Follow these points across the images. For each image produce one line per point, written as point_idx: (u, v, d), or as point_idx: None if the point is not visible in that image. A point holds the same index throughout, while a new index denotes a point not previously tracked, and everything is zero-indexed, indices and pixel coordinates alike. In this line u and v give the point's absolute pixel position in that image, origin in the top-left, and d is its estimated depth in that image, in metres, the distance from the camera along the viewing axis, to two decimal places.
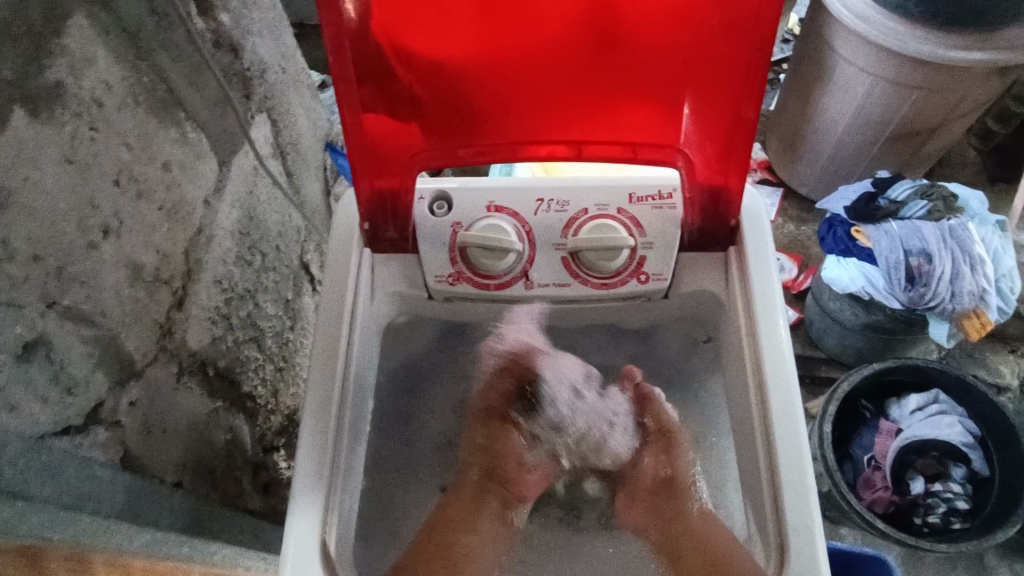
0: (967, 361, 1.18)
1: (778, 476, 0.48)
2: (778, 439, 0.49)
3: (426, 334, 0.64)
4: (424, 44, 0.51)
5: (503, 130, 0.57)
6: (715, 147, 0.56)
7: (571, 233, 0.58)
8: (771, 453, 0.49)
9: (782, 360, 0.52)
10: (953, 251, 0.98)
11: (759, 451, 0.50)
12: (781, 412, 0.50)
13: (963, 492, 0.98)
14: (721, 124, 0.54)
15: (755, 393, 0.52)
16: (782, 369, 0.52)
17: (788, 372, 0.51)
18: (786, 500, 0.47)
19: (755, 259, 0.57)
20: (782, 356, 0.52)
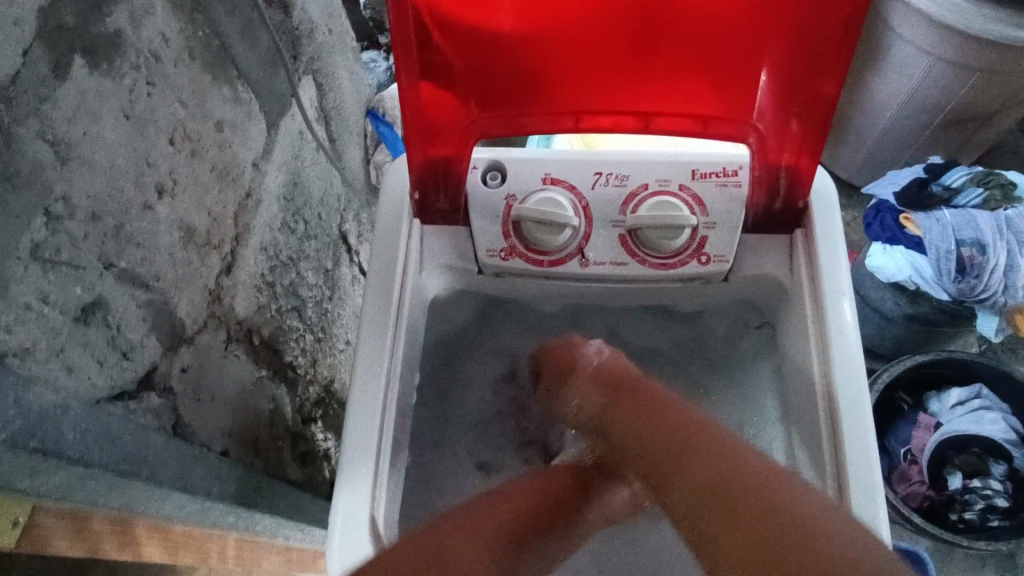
0: (1008, 356, 1.15)
1: (844, 472, 0.46)
2: (846, 435, 0.47)
3: (468, 307, 0.63)
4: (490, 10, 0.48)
5: (566, 99, 0.54)
6: (789, 123, 0.53)
7: (630, 210, 0.55)
8: (836, 440, 0.48)
9: (849, 349, 0.50)
10: (1009, 241, 0.95)
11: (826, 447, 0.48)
12: (850, 404, 0.48)
13: (1002, 490, 0.96)
14: (798, 99, 0.51)
15: (821, 383, 0.50)
16: (853, 365, 0.49)
17: (857, 365, 0.49)
18: (853, 498, 0.45)
19: (823, 243, 0.54)
20: (852, 351, 0.50)
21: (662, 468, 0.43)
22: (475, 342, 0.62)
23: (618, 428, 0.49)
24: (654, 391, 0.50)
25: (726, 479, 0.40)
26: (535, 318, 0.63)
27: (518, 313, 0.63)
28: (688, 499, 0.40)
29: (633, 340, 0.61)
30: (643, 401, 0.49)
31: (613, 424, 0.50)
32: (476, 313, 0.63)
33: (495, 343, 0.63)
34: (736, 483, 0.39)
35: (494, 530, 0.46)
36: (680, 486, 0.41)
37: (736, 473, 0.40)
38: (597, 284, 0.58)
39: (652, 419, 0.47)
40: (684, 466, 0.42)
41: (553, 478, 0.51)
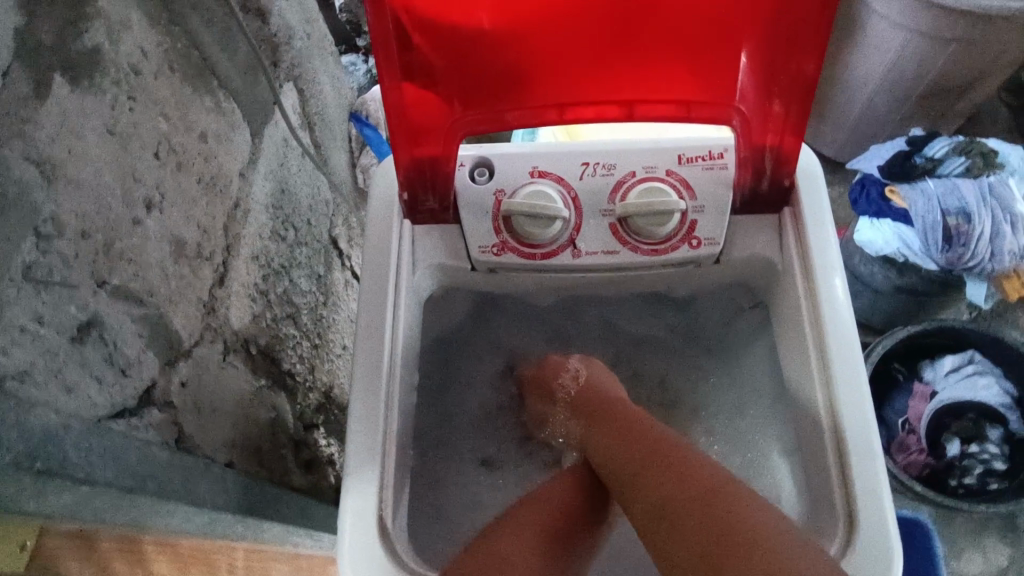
0: (999, 322, 1.16)
1: (843, 444, 0.47)
2: (843, 406, 0.48)
3: (462, 306, 0.63)
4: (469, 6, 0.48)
5: (549, 91, 0.54)
6: (772, 103, 0.53)
7: (618, 198, 0.56)
8: (834, 412, 0.48)
9: (843, 325, 0.50)
10: (993, 208, 0.97)
11: (824, 422, 0.48)
12: (845, 379, 0.48)
13: (1000, 453, 0.99)
14: (780, 78, 0.51)
15: (816, 359, 0.51)
16: (846, 340, 0.50)
17: (851, 339, 0.50)
18: (854, 467, 0.46)
19: (811, 220, 0.55)
20: (845, 326, 0.50)
21: (639, 482, 0.50)
22: (473, 339, 0.65)
23: (597, 444, 0.56)
24: (632, 414, 0.57)
25: (678, 489, 0.47)
26: (533, 312, 0.65)
27: (513, 308, 0.64)
28: (650, 510, 0.47)
29: (626, 328, 0.65)
30: (621, 420, 0.56)
31: (595, 439, 0.57)
32: (471, 311, 0.64)
33: (488, 344, 0.66)
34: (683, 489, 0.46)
35: (538, 534, 0.49)
36: (644, 498, 0.48)
37: (692, 487, 0.46)
38: (589, 275, 0.58)
39: (628, 432, 0.55)
40: (647, 479, 0.49)
41: (562, 479, 0.55)
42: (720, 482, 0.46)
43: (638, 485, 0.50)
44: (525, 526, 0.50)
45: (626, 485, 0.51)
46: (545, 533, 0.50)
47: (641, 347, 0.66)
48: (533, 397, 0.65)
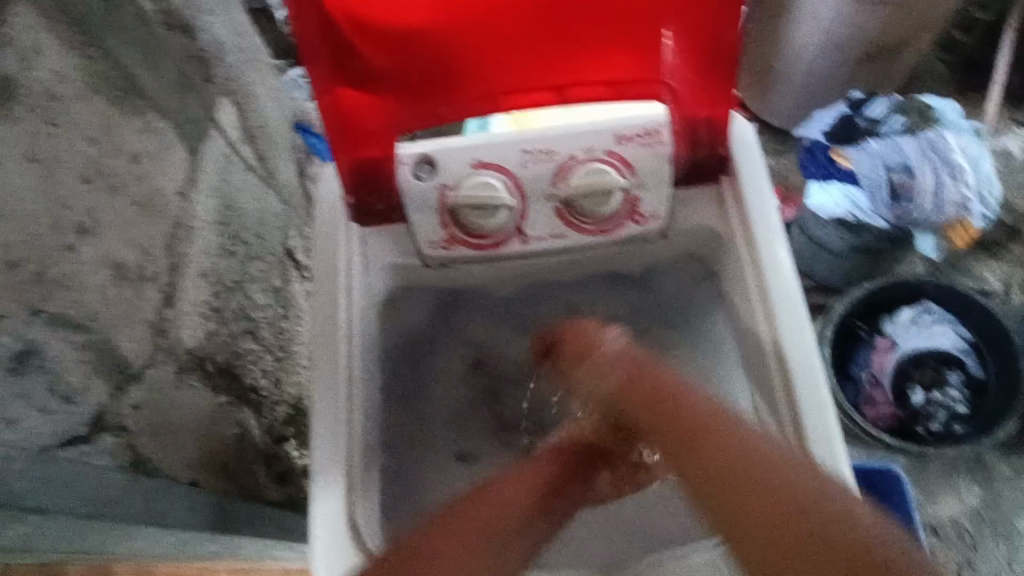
0: (952, 272, 1.20)
1: (795, 400, 0.51)
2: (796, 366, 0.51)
3: (422, 305, 0.63)
4: (390, 9, 0.48)
5: (482, 85, 0.55)
6: (698, 77, 0.54)
7: (561, 181, 0.56)
8: (785, 368, 0.52)
9: (789, 290, 0.53)
10: (933, 162, 1.00)
11: (777, 383, 0.51)
12: (791, 337, 0.52)
13: (961, 397, 1.03)
14: (702, 52, 0.53)
15: (764, 321, 0.54)
16: (792, 304, 0.53)
17: (796, 302, 0.53)
18: (809, 424, 0.49)
19: (750, 186, 0.57)
20: (790, 290, 0.53)
21: (697, 462, 0.45)
22: (438, 338, 0.64)
23: (637, 414, 0.50)
24: (672, 381, 0.50)
25: (750, 475, 0.43)
26: (497, 303, 0.64)
27: (475, 303, 0.64)
28: (717, 494, 0.43)
29: (590, 309, 0.64)
30: (658, 389, 0.50)
31: (632, 410, 0.50)
32: (432, 308, 0.63)
33: (450, 335, 0.64)
34: (754, 473, 0.43)
35: (507, 513, 0.48)
36: (706, 480, 0.44)
37: (761, 475, 0.42)
38: (541, 259, 0.60)
39: (671, 402, 0.48)
40: (707, 459, 0.44)
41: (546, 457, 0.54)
42: (787, 466, 0.43)
43: (694, 463, 0.45)
44: (493, 505, 0.48)
45: (682, 464, 0.46)
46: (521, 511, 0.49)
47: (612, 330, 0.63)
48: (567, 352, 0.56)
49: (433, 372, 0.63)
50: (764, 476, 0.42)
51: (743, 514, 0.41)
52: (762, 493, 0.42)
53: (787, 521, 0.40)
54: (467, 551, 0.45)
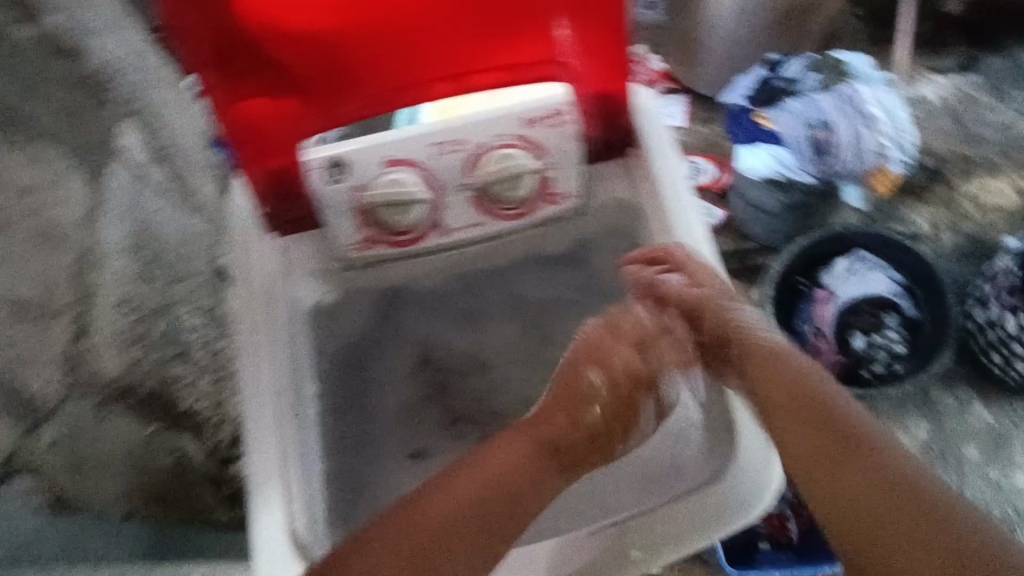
0: (884, 219, 1.25)
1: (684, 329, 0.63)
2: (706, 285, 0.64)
3: (360, 311, 0.73)
4: (276, 20, 0.49)
5: (386, 86, 0.55)
6: (598, 58, 0.55)
7: (473, 170, 0.57)
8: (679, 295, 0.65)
9: (692, 239, 0.61)
10: (849, 115, 1.03)
11: (841, 400, 0.59)
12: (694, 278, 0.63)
13: (899, 338, 1.07)
14: (597, 34, 0.53)
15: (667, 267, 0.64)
16: (696, 249, 0.61)
17: (699, 247, 0.62)
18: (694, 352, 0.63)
19: (659, 156, 0.62)
20: (694, 237, 0.61)
21: (831, 465, 0.55)
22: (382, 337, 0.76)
23: (776, 402, 0.59)
24: (813, 385, 0.60)
25: (884, 483, 0.53)
26: (431, 300, 0.75)
27: (413, 301, 0.76)
28: (856, 487, 0.53)
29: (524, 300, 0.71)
30: (789, 386, 0.60)
31: (768, 398, 0.60)
32: (374, 312, 0.75)
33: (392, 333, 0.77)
34: (887, 482, 0.53)
35: (445, 521, 0.54)
36: (843, 481, 0.54)
37: (894, 489, 0.52)
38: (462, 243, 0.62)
39: (787, 386, 0.60)
40: (852, 466, 0.55)
41: (523, 440, 0.61)
42: (913, 481, 0.53)
43: (830, 459, 0.55)
44: (429, 520, 0.54)
45: (817, 463, 0.56)
46: (472, 518, 0.55)
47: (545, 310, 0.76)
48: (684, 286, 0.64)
49: (386, 361, 0.76)
50: (897, 485, 0.52)
51: (877, 515, 0.51)
52: (897, 499, 0.52)
53: (914, 525, 0.50)
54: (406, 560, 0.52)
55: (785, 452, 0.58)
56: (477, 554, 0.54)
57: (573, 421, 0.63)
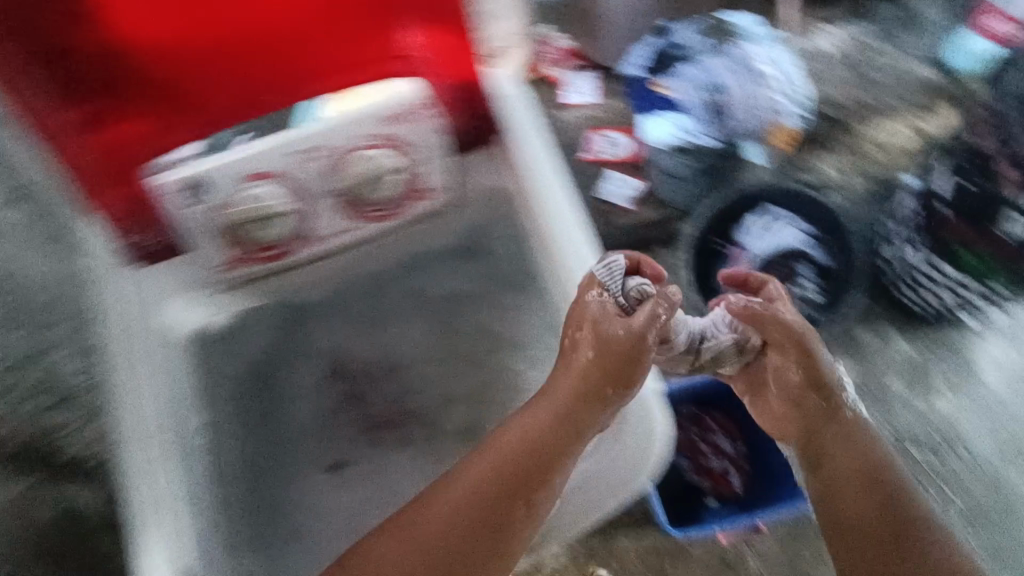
0: (793, 171, 1.28)
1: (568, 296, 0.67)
2: (573, 268, 0.65)
3: (260, 328, 0.75)
4: (124, 29, 0.53)
5: (240, 92, 0.60)
6: (442, 51, 0.62)
7: (336, 174, 0.59)
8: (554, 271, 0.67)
9: (561, 213, 0.65)
10: (741, 76, 1.06)
11: (886, 453, 0.71)
12: (568, 255, 0.66)
13: (815, 286, 1.10)
14: (438, 29, 0.60)
15: (541, 243, 0.68)
16: (561, 222, 0.66)
17: (566, 223, 0.66)
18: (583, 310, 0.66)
19: (518, 140, 0.67)
20: (560, 211, 0.66)
21: (846, 496, 0.69)
22: (292, 355, 0.76)
23: (840, 450, 0.71)
24: (876, 449, 0.71)
25: (889, 533, 0.66)
26: (337, 310, 0.77)
27: (318, 317, 0.77)
28: (864, 525, 0.67)
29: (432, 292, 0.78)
30: (861, 443, 0.71)
31: (832, 438, 0.71)
32: (274, 331, 0.76)
33: (293, 347, 0.76)
34: (903, 542, 0.65)
35: (446, 519, 0.60)
36: (856, 513, 0.68)
37: (884, 529, 0.66)
38: (332, 247, 0.65)
39: (860, 447, 0.71)
40: (870, 503, 0.68)
41: (530, 420, 0.63)
42: (923, 554, 0.65)
43: (852, 493, 0.69)
44: (431, 516, 0.60)
45: (847, 496, 0.69)
46: (473, 522, 0.60)
47: (460, 304, 0.78)
48: (775, 332, 0.70)
49: (296, 380, 0.76)
50: (907, 543, 0.65)
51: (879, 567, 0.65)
52: (897, 560, 0.65)
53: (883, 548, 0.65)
54: (407, 555, 0.59)
55: (826, 468, 0.71)
56: (473, 545, 0.60)
57: (580, 395, 0.63)
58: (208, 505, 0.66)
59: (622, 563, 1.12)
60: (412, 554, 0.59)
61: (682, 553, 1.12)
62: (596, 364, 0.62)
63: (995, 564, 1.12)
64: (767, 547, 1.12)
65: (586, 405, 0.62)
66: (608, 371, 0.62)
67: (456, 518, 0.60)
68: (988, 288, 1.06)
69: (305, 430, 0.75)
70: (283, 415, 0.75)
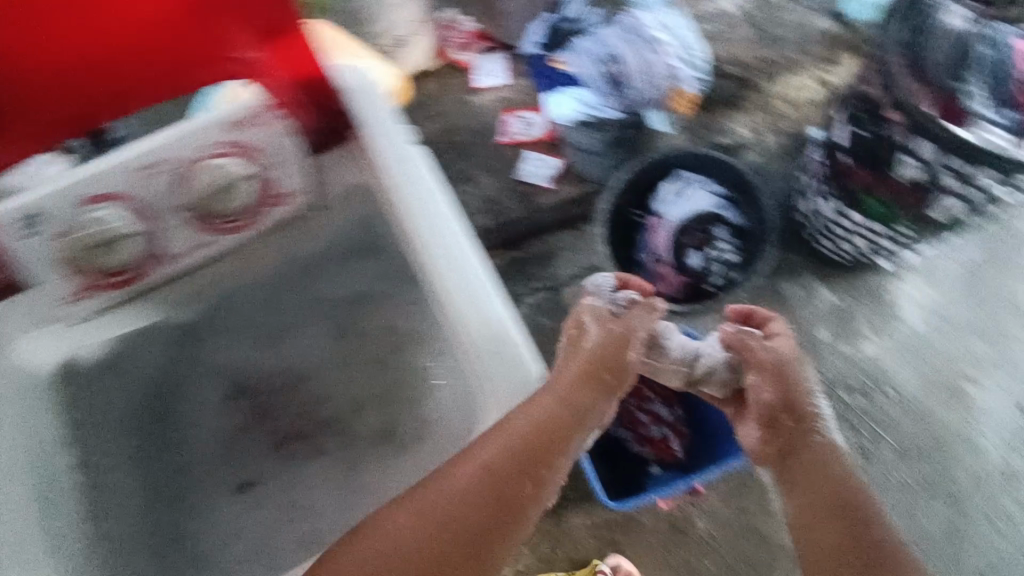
0: (706, 134, 1.29)
1: (449, 295, 0.64)
2: (445, 268, 0.64)
3: (151, 354, 0.73)
4: None
5: (70, 112, 0.60)
6: (280, 57, 0.63)
7: (182, 188, 0.63)
8: (433, 275, 0.65)
9: (430, 212, 0.65)
10: (635, 43, 1.04)
11: (854, 469, 0.72)
12: (444, 256, 0.64)
13: (730, 247, 1.11)
14: (274, 38, 0.62)
15: (417, 249, 0.65)
16: (433, 221, 0.65)
17: (438, 222, 0.65)
18: (462, 305, 0.64)
19: (375, 136, 0.67)
20: (428, 208, 0.65)
21: (816, 508, 0.68)
22: (187, 375, 0.74)
23: (808, 467, 0.71)
24: (843, 463, 0.72)
25: (858, 533, 0.65)
26: (232, 323, 0.75)
27: (213, 333, 0.74)
28: (830, 529, 0.66)
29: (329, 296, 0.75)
30: (830, 458, 0.72)
31: (802, 456, 0.73)
32: (165, 354, 0.73)
33: (196, 370, 0.74)
34: (866, 538, 0.64)
35: (460, 495, 0.58)
36: (821, 522, 0.67)
37: (854, 533, 0.65)
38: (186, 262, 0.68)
39: (829, 462, 0.72)
40: (835, 509, 0.67)
41: (535, 402, 0.62)
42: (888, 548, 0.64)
43: (820, 507, 0.68)
44: (447, 490, 0.59)
45: (811, 504, 0.69)
46: (479, 506, 0.58)
47: (361, 304, 0.75)
48: (756, 354, 0.78)
49: (198, 403, 0.74)
50: (874, 541, 0.64)
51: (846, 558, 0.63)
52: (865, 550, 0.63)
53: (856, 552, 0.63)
54: (410, 539, 0.57)
55: (796, 486, 0.71)
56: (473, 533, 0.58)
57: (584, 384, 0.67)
58: (78, 543, 0.64)
59: (573, 541, 1.13)
60: (422, 525, 0.57)
61: (632, 524, 1.13)
62: (595, 350, 0.70)
63: (931, 498, 1.15)
64: (713, 507, 1.14)
65: (589, 396, 0.67)
66: (607, 364, 0.70)
67: (459, 503, 0.58)
68: (900, 233, 1.05)
69: (218, 452, 0.73)
70: (186, 436, 0.72)
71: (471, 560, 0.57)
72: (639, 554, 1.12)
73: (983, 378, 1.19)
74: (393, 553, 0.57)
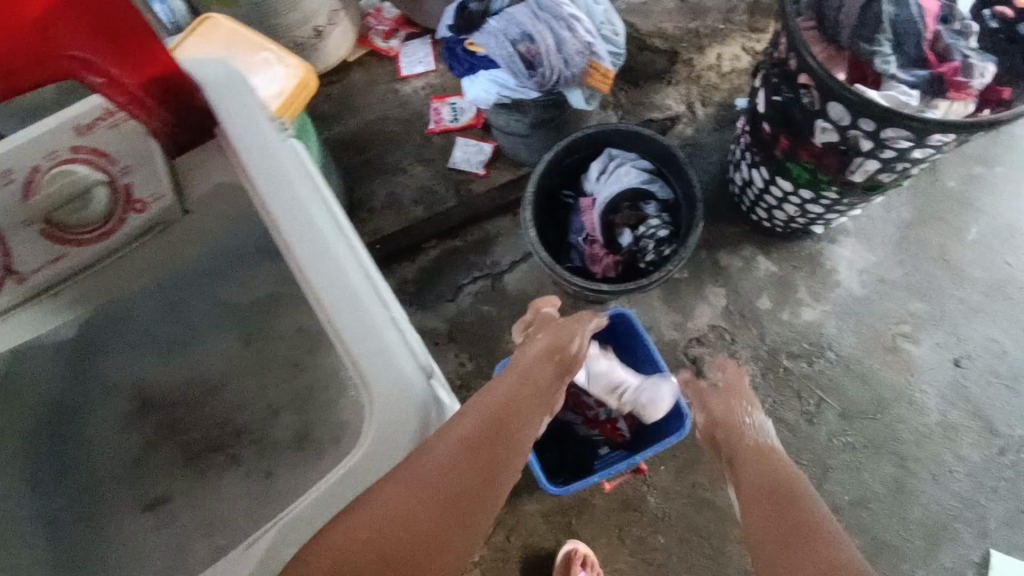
0: (639, 111, 1.27)
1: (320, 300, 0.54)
2: (308, 267, 0.54)
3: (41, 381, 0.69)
4: None
5: None
6: (125, 64, 0.57)
7: (32, 196, 0.55)
8: (304, 278, 0.54)
9: (292, 198, 0.57)
10: (548, 21, 0.99)
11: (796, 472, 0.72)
12: (307, 249, 0.55)
13: (660, 223, 1.08)
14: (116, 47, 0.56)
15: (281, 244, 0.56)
16: (297, 208, 0.57)
17: (303, 210, 0.57)
18: (332, 312, 0.53)
19: (233, 126, 0.60)
20: (288, 194, 0.57)
21: (759, 505, 0.67)
22: (86, 397, 0.73)
23: (754, 477, 0.73)
24: (787, 468, 0.73)
25: (796, 517, 0.62)
26: (131, 340, 0.72)
27: (110, 349, 0.72)
28: (767, 516, 0.65)
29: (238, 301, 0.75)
30: (774, 467, 0.74)
31: (747, 469, 0.75)
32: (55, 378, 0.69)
33: (95, 391, 0.73)
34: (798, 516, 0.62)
35: (451, 458, 0.56)
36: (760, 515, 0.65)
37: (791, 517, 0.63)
38: (56, 285, 0.59)
39: (772, 468, 0.73)
40: (776, 501, 0.66)
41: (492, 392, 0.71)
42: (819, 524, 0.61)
43: (760, 503, 0.67)
44: (441, 452, 0.55)
45: (754, 502, 0.68)
46: (464, 470, 0.57)
47: (274, 306, 0.74)
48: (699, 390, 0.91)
49: (94, 424, 0.72)
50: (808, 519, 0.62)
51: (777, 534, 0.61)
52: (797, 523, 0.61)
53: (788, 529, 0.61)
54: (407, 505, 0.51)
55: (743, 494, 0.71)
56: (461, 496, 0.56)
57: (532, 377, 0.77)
58: None
59: (528, 530, 1.12)
60: (418, 496, 0.52)
61: (584, 507, 1.13)
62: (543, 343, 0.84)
63: (874, 457, 1.11)
64: (665, 484, 1.13)
65: (534, 385, 0.76)
66: (556, 351, 0.82)
67: (451, 466, 0.55)
68: (828, 197, 1.03)
69: (122, 472, 0.71)
70: (87, 459, 0.71)
71: (456, 526, 0.54)
72: (595, 538, 1.11)
73: (924, 336, 1.18)
74: (382, 527, 0.49)
